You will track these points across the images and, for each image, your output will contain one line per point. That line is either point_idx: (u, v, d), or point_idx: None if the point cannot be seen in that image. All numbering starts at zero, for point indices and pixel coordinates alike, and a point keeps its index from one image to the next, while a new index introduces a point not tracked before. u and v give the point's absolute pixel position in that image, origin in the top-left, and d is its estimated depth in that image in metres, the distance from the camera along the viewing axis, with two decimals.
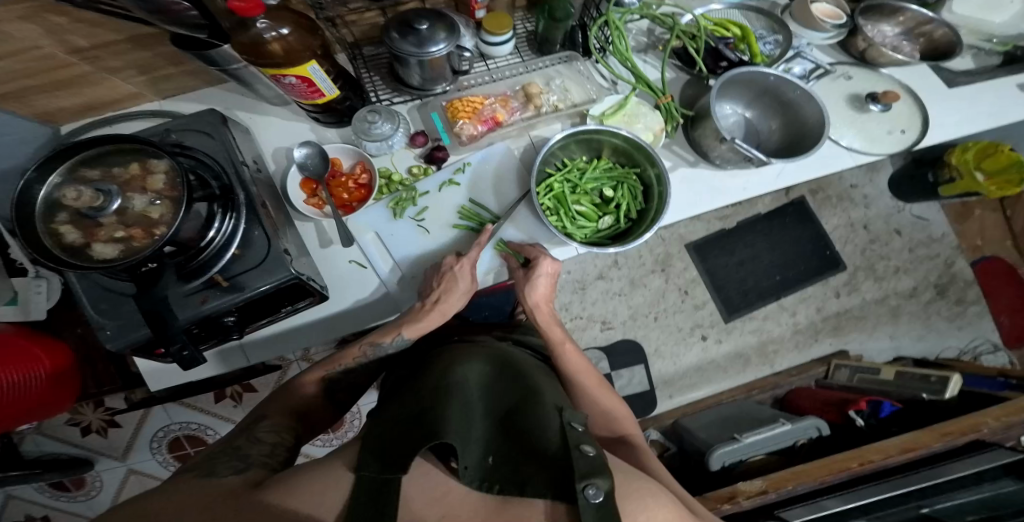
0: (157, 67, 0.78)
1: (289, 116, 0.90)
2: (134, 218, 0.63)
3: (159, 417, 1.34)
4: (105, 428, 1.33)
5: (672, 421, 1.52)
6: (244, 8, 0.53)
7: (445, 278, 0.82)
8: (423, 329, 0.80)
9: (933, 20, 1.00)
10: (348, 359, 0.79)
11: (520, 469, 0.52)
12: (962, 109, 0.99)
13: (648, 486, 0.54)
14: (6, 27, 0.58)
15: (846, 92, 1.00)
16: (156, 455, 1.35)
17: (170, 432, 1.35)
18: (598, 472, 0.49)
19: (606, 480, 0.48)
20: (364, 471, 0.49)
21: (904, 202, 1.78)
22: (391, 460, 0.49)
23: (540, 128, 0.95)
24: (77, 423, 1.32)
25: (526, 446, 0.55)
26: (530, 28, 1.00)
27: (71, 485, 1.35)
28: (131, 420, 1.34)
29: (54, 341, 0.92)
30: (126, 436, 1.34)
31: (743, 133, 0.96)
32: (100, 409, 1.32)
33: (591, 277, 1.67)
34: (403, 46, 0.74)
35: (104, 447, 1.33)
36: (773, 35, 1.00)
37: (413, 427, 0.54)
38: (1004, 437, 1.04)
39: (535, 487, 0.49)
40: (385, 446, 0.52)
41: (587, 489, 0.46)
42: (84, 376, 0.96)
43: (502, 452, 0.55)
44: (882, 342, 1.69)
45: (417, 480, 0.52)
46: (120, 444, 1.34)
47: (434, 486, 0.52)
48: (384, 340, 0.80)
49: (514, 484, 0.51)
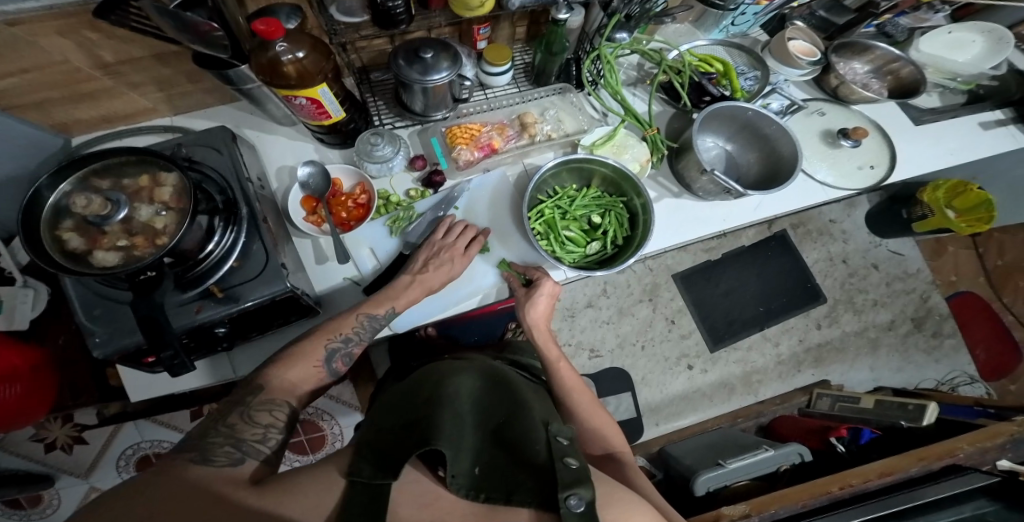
0: (176, 84, 0.82)
1: (294, 135, 0.93)
2: (139, 227, 0.65)
3: (130, 434, 1.30)
4: (71, 445, 1.27)
5: (658, 448, 1.52)
6: (266, 31, 0.58)
7: (429, 251, 0.86)
8: (407, 300, 0.82)
9: (900, 59, 1.09)
10: (344, 327, 0.76)
11: (510, 478, 0.53)
12: (928, 147, 1.07)
13: (631, 498, 0.56)
14: (41, 41, 0.62)
15: (819, 127, 1.07)
16: (122, 473, 1.30)
17: (140, 450, 1.30)
18: (581, 482, 0.50)
19: (589, 490, 0.49)
20: (355, 477, 0.50)
21: (880, 238, 1.86)
22: (384, 464, 0.51)
23: (534, 155, 1.00)
24: (42, 439, 1.26)
25: (516, 456, 0.56)
26: (528, 60, 1.06)
27: (26, 502, 1.28)
28: (99, 436, 1.29)
29: (30, 350, 0.89)
30: (93, 453, 1.29)
31: (723, 165, 1.03)
32: (68, 425, 1.27)
33: (581, 305, 1.70)
34: (409, 73, 0.78)
35: (70, 465, 1.27)
36: (752, 71, 1.07)
37: (407, 435, 0.55)
38: (981, 461, 1.07)
39: (521, 496, 0.51)
40: (380, 451, 0.53)
41: (569, 499, 0.48)
42: (60, 385, 0.91)
43: (490, 463, 0.55)
44: (863, 373, 1.73)
45: (407, 487, 0.55)
46: (84, 462, 1.28)
47: (427, 493, 0.54)
48: (377, 312, 0.79)
49: (501, 492, 0.52)
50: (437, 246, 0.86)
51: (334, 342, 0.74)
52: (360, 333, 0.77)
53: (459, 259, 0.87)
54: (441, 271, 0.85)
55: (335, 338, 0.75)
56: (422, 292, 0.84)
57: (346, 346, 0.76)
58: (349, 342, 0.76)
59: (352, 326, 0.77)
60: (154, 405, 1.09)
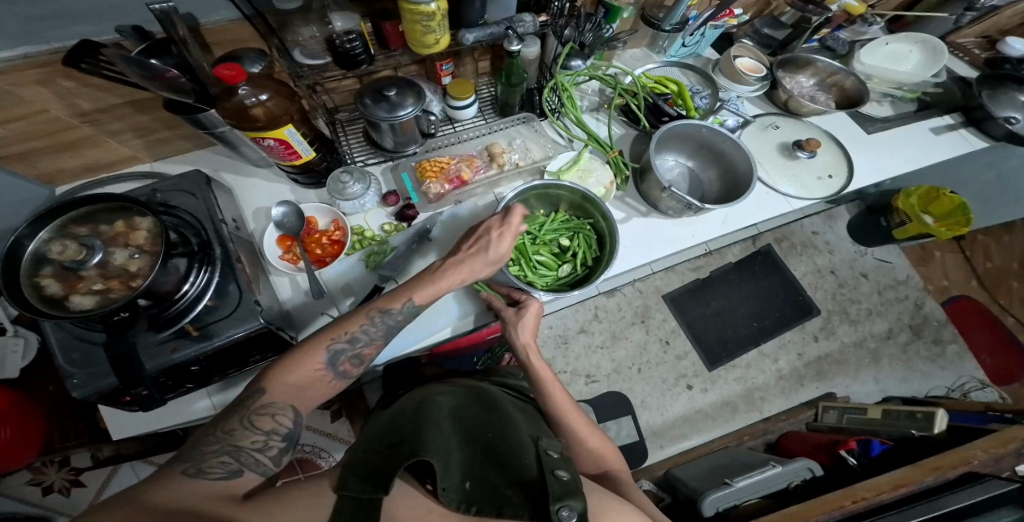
0: (153, 130, 0.86)
1: (271, 178, 0.97)
2: (115, 270, 0.66)
3: (127, 476, 1.25)
4: (68, 487, 1.23)
5: (664, 471, 1.45)
6: (230, 76, 0.63)
7: (477, 241, 0.83)
8: (434, 291, 0.79)
9: (840, 71, 1.16)
10: (352, 324, 0.72)
11: (499, 493, 0.52)
12: (885, 152, 1.11)
13: (621, 507, 0.57)
14: (22, 90, 0.66)
15: (775, 140, 1.11)
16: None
17: None
18: (571, 494, 0.50)
19: (579, 502, 0.49)
20: (346, 490, 0.50)
21: (864, 246, 1.87)
22: (373, 477, 0.51)
23: (503, 185, 1.04)
24: (39, 482, 1.23)
25: (506, 472, 0.55)
26: (493, 93, 1.12)
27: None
28: (97, 478, 1.24)
29: (21, 399, 0.94)
30: (90, 496, 1.23)
31: (687, 183, 1.06)
32: (65, 469, 1.23)
33: (573, 332, 1.69)
34: (376, 111, 0.83)
35: (64, 508, 1.21)
36: (705, 90, 1.12)
37: (397, 450, 0.55)
38: (998, 467, 1.04)
39: (513, 508, 0.49)
40: (369, 464, 0.53)
41: (561, 510, 0.47)
42: (50, 431, 0.95)
43: (480, 477, 0.54)
44: (868, 385, 1.68)
45: (398, 499, 0.54)
46: (81, 504, 1.22)
47: (417, 504, 0.54)
48: (394, 307, 0.75)
49: (490, 506, 0.50)
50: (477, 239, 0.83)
51: (337, 343, 0.70)
52: (368, 331, 0.73)
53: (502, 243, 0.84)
54: (474, 259, 0.82)
55: (338, 339, 0.70)
56: (457, 277, 0.81)
57: (351, 347, 0.71)
58: (354, 343, 0.71)
59: (359, 326, 0.72)
60: (147, 448, 1.19)
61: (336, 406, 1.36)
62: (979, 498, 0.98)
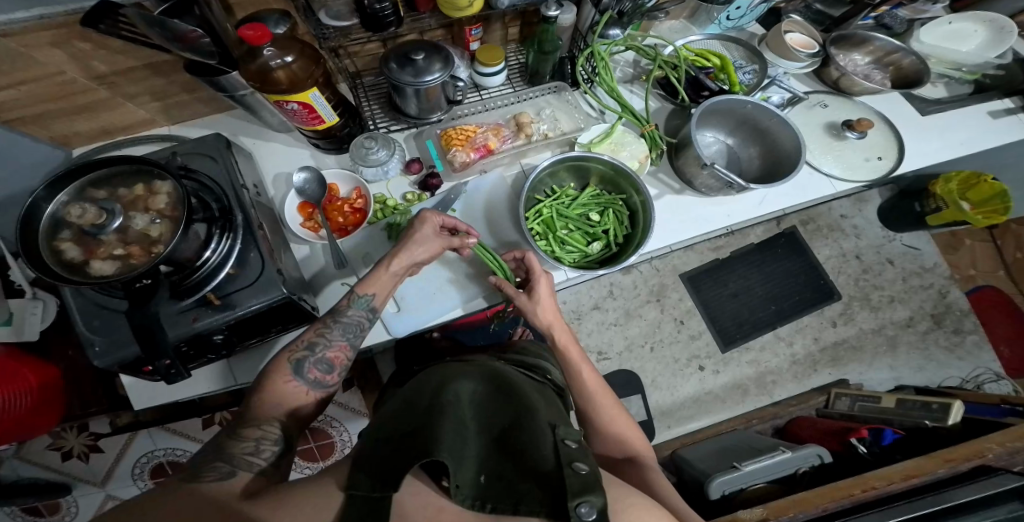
0: (170, 94, 0.83)
1: (291, 142, 0.94)
2: (135, 236, 0.65)
3: (144, 442, 1.31)
4: (87, 453, 1.28)
5: (670, 452, 1.48)
6: (253, 36, 0.59)
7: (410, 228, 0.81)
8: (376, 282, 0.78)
9: (900, 50, 1.07)
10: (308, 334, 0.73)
11: (515, 488, 0.52)
12: (938, 136, 1.04)
13: (642, 504, 0.56)
14: (37, 52, 0.63)
15: (822, 119, 1.05)
16: (137, 482, 1.29)
17: (154, 458, 1.30)
18: (591, 489, 0.49)
19: (599, 498, 0.48)
20: (354, 490, 0.49)
21: (894, 232, 1.81)
22: (383, 475, 0.50)
23: (530, 155, 1.00)
24: (58, 448, 1.27)
25: (523, 465, 0.54)
26: (522, 60, 1.06)
27: (45, 509, 1.26)
28: (114, 445, 1.30)
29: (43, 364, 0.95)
30: (107, 463, 1.29)
31: (724, 160, 1.01)
32: (84, 434, 1.29)
33: (586, 308, 1.68)
34: (401, 76, 0.78)
35: (85, 473, 1.27)
36: (751, 65, 1.06)
37: (408, 445, 0.54)
38: (1011, 463, 1.05)
39: (529, 505, 0.49)
40: (380, 462, 0.52)
41: (580, 507, 0.46)
42: (69, 397, 0.98)
43: (495, 471, 0.54)
44: (883, 373, 1.66)
45: (407, 499, 0.53)
46: (101, 470, 1.28)
47: (429, 504, 0.53)
48: (342, 306, 0.75)
49: (507, 503, 0.50)
50: (409, 236, 0.79)
51: (298, 352, 0.70)
52: (328, 335, 0.73)
53: (435, 235, 0.82)
54: (408, 255, 0.79)
55: (297, 350, 0.70)
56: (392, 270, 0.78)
57: (313, 354, 0.71)
58: (314, 348, 0.71)
59: (316, 332, 0.73)
60: (163, 415, 1.22)
61: (348, 376, 1.38)
62: (989, 492, 0.98)
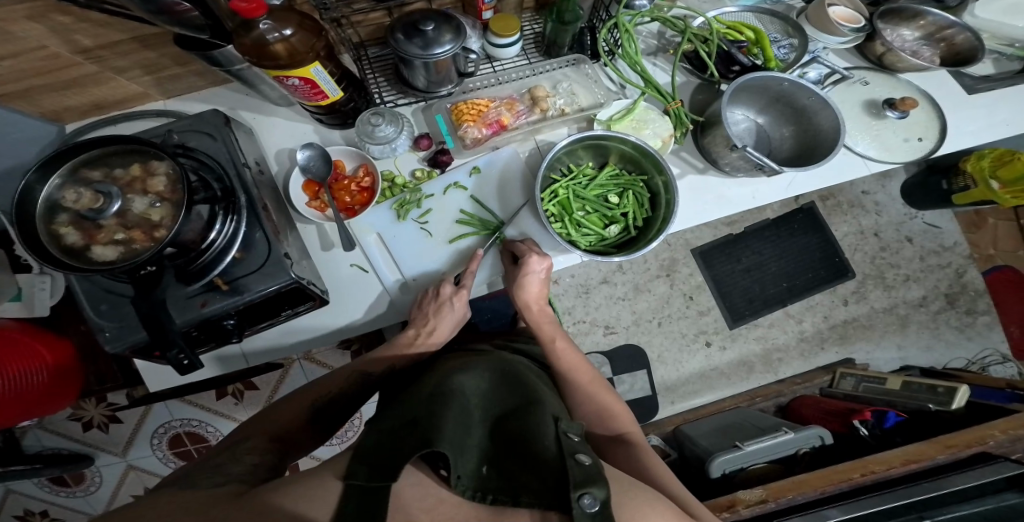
0: (163, 67, 0.78)
1: (292, 116, 0.90)
2: (134, 219, 0.62)
3: (161, 413, 1.34)
4: (106, 423, 1.33)
5: (673, 427, 1.51)
6: (247, 9, 0.54)
7: (440, 308, 0.83)
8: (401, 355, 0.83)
9: (954, 25, 0.97)
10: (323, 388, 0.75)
11: (516, 480, 0.51)
12: (982, 117, 0.97)
13: (644, 496, 0.54)
14: (13, 27, 0.58)
15: (861, 98, 0.98)
16: (156, 452, 1.37)
17: (171, 429, 1.36)
18: (593, 481, 0.47)
19: (603, 489, 0.46)
20: (351, 479, 0.48)
21: (916, 209, 1.75)
22: (377, 467, 0.49)
23: (546, 131, 0.95)
24: (78, 418, 1.31)
25: (526, 458, 0.54)
26: (538, 30, 0.99)
27: (70, 480, 1.37)
28: (132, 415, 1.34)
29: (58, 338, 0.97)
30: (127, 432, 1.35)
31: (754, 140, 0.95)
32: (102, 405, 1.31)
33: (595, 281, 1.66)
34: (409, 49, 0.73)
35: (105, 443, 1.34)
36: (787, 39, 0.98)
37: (407, 435, 0.54)
38: (1010, 450, 1.06)
39: (529, 496, 0.49)
40: (375, 454, 0.52)
41: (582, 498, 0.45)
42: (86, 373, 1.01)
43: (497, 463, 0.54)
44: (890, 352, 1.67)
45: (405, 491, 0.50)
46: (120, 440, 1.35)
47: (428, 495, 0.50)
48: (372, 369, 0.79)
49: (507, 494, 0.50)
50: (443, 314, 0.82)
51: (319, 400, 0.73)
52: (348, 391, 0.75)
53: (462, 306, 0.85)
54: (443, 329, 0.82)
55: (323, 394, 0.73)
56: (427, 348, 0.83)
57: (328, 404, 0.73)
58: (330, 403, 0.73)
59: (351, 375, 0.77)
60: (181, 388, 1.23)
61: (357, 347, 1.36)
62: (985, 480, 1.01)
